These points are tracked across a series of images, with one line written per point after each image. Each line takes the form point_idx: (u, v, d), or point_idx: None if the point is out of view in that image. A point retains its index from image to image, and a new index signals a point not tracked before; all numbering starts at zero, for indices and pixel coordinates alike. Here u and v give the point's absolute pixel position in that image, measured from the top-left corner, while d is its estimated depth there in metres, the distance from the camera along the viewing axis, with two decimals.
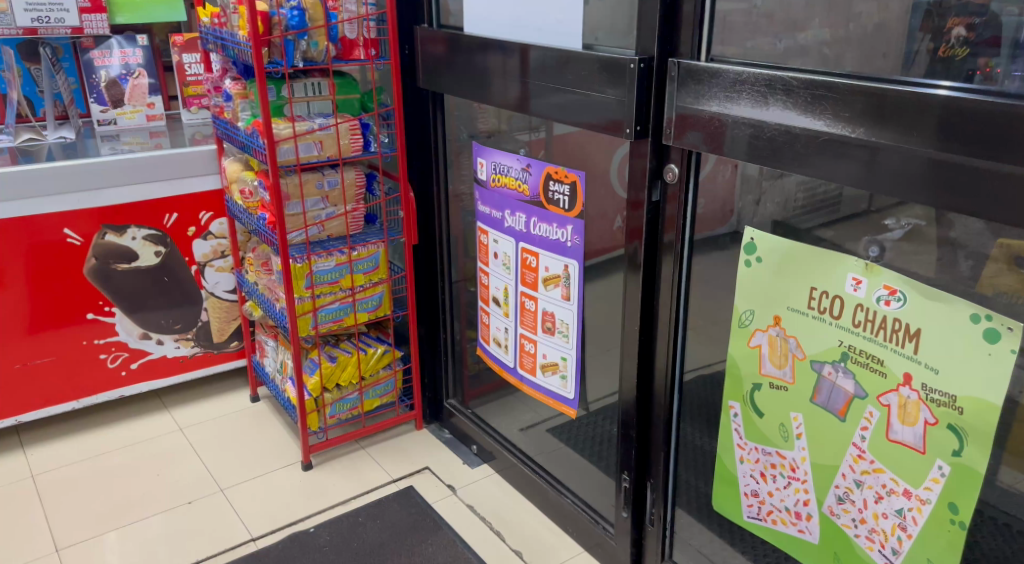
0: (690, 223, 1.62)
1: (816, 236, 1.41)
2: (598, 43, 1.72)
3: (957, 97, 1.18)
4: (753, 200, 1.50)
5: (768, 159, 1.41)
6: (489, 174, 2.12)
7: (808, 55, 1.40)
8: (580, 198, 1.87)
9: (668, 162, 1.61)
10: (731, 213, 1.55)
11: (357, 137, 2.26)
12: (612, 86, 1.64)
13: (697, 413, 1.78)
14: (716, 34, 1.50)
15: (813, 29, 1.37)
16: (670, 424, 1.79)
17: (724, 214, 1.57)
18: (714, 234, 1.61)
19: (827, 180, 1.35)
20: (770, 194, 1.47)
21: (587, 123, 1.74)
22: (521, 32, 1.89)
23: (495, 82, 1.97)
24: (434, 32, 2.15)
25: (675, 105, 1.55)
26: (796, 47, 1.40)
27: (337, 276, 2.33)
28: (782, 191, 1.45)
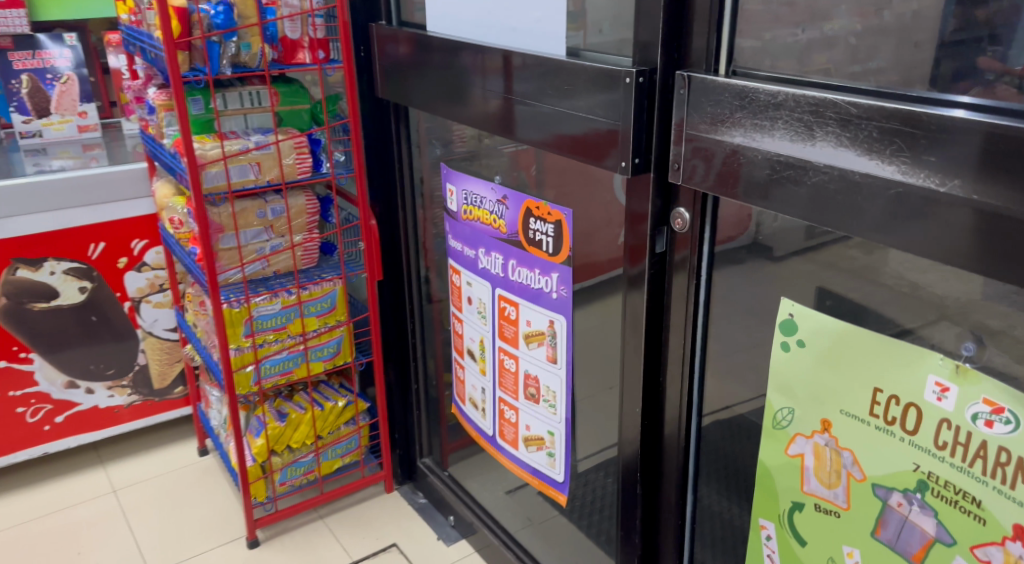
0: (710, 240, 1.24)
1: (876, 318, 1.03)
2: (596, 35, 1.34)
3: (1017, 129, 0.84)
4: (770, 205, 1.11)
5: (772, 199, 1.08)
6: (459, 204, 1.75)
7: (835, 48, 1.05)
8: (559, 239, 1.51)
9: (677, 206, 1.26)
10: (749, 218, 1.16)
11: (305, 157, 1.90)
12: (604, 104, 1.27)
13: (716, 471, 1.34)
14: (741, 24, 1.14)
15: (833, 20, 1.04)
16: (686, 487, 1.40)
17: (740, 220, 1.18)
18: (726, 246, 1.22)
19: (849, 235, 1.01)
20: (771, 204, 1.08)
21: (554, 145, 1.39)
22: (498, 34, 1.52)
23: (467, 94, 1.60)
24: (396, 30, 1.76)
25: (684, 132, 1.18)
26: (822, 39, 1.06)
27: (282, 321, 1.96)
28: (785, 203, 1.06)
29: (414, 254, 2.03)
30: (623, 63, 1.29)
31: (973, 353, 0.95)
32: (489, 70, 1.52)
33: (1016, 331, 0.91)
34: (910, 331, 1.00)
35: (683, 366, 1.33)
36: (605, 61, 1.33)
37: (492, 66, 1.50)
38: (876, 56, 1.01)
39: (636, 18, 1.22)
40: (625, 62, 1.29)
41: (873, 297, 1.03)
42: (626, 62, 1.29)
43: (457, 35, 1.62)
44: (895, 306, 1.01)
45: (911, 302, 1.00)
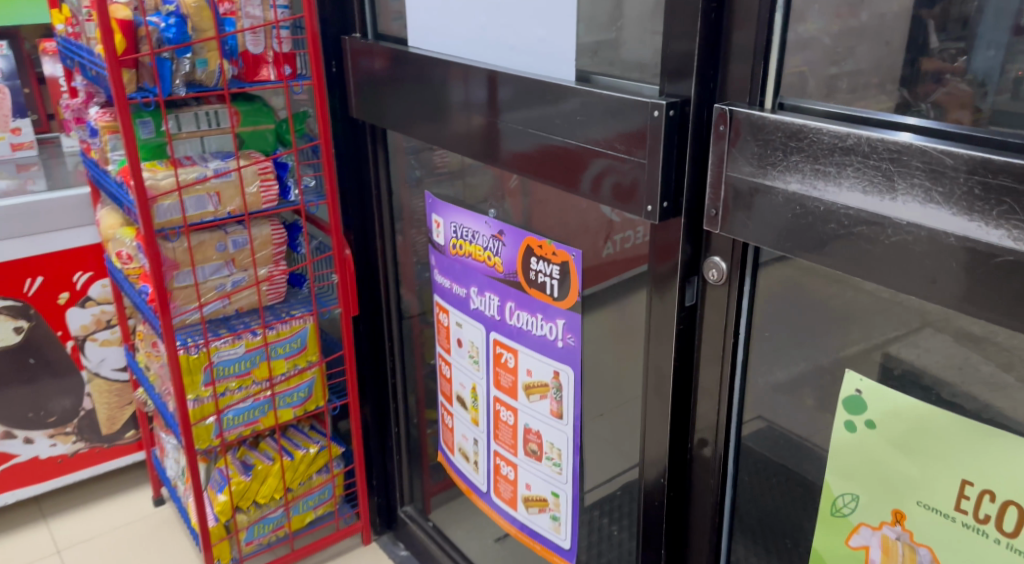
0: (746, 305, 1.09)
1: (960, 399, 0.90)
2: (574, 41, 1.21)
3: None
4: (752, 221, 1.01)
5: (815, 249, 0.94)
6: (447, 238, 1.58)
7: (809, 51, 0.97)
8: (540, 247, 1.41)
9: (711, 254, 1.09)
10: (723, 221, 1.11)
11: (270, 183, 1.70)
12: (629, 139, 1.10)
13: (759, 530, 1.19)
14: (792, 52, 0.98)
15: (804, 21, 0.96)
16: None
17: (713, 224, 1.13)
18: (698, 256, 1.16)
19: (822, 264, 0.94)
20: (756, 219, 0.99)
21: (518, 165, 1.31)
22: (492, 50, 1.35)
23: (454, 119, 1.42)
24: (373, 45, 1.57)
25: (723, 175, 1.02)
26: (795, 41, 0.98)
27: (246, 366, 1.76)
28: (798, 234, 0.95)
29: (395, 286, 1.84)
30: (650, 90, 1.13)
31: (958, 361, 0.89)
32: (480, 91, 1.34)
33: (999, 338, 0.85)
34: (916, 367, 0.92)
35: (717, 434, 1.17)
36: (625, 89, 1.16)
37: (484, 86, 1.33)
38: (852, 59, 0.93)
39: (665, 40, 1.06)
40: (652, 89, 1.12)
41: (854, 304, 0.97)
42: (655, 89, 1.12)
43: (445, 51, 1.44)
44: (876, 313, 0.95)
45: (893, 310, 0.93)
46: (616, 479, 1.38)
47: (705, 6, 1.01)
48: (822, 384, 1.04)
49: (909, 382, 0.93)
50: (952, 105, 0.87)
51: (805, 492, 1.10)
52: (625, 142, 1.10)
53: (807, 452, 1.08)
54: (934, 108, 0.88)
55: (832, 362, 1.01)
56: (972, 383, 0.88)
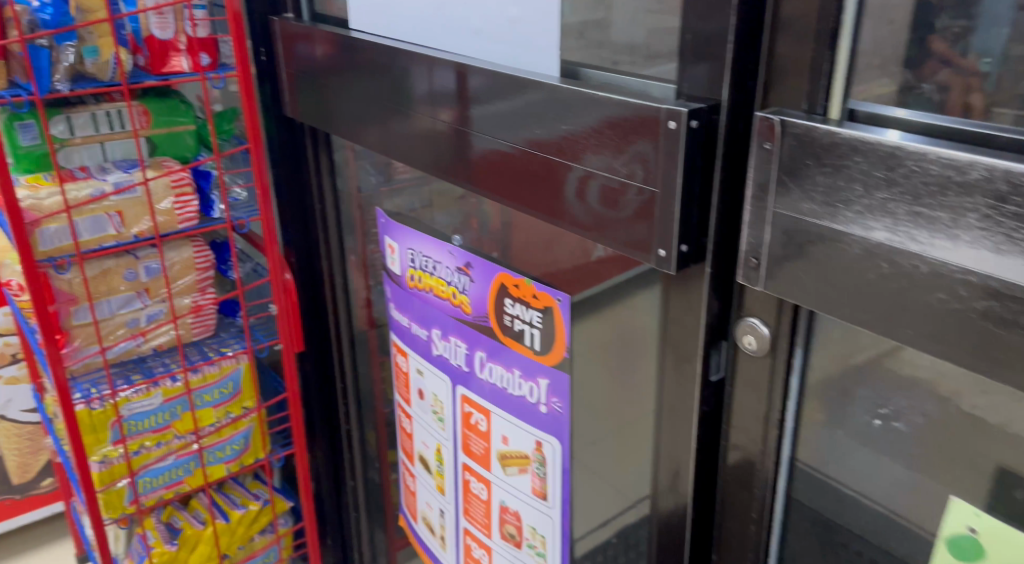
0: (796, 393, 0.80)
1: None
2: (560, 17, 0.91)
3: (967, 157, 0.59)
4: (764, 267, 0.75)
5: (905, 330, 0.65)
6: (403, 267, 1.28)
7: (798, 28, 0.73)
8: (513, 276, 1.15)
9: (746, 317, 0.80)
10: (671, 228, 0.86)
11: (187, 199, 1.39)
12: (636, 159, 0.80)
13: None
14: (863, 42, 0.69)
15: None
16: None
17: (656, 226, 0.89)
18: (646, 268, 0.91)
19: (914, 348, 0.66)
20: (810, 271, 0.71)
21: (487, 186, 1.01)
22: (455, 35, 1.04)
23: (410, 124, 1.12)
24: (313, 29, 1.26)
25: (773, 212, 0.73)
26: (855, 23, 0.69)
27: (166, 418, 1.46)
28: (885, 309, 0.66)
29: (348, 315, 1.54)
30: (663, 87, 0.83)
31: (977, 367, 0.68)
32: (440, 90, 1.04)
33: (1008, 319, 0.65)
34: None
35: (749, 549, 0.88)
36: (629, 88, 0.86)
37: (446, 83, 1.03)
38: (859, 47, 0.69)
39: (685, 21, 0.77)
40: (666, 86, 0.82)
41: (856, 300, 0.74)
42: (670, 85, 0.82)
43: (396, 35, 1.14)
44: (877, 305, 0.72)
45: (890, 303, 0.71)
46: (611, 524, 1.07)
47: None
48: (826, 396, 0.79)
49: (922, 391, 0.72)
50: (957, 89, 0.65)
51: (824, 532, 0.84)
52: (626, 155, 0.81)
53: (822, 486, 0.83)
54: (940, 90, 0.66)
55: (841, 371, 0.77)
56: (995, 395, 0.67)
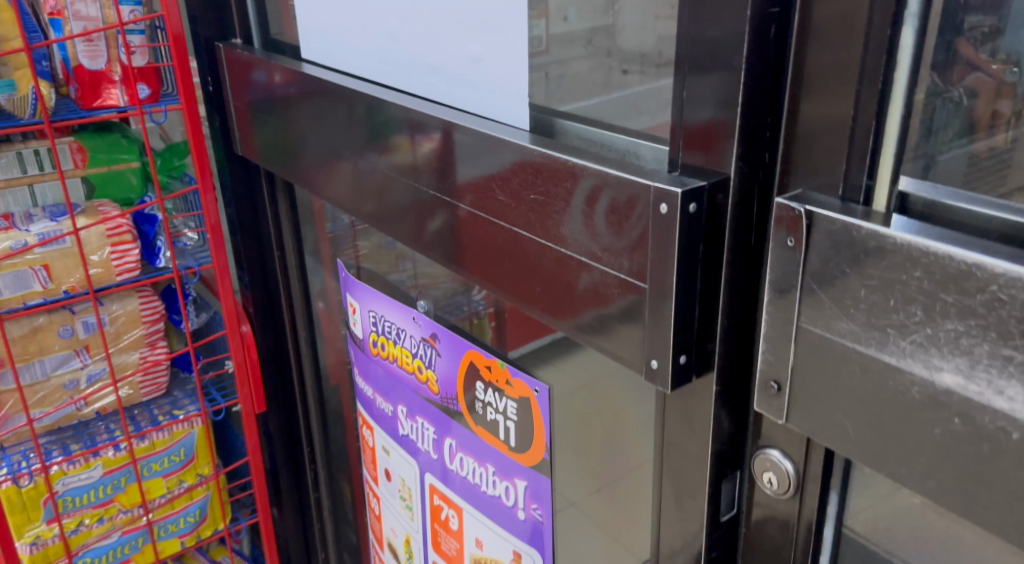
0: (827, 539, 0.64)
1: None
2: (557, 26, 0.74)
3: (947, 250, 0.46)
4: (788, 396, 0.57)
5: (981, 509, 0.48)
6: (365, 332, 1.11)
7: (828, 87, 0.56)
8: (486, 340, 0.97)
9: (765, 448, 0.63)
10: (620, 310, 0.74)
11: (126, 248, 1.23)
12: (626, 247, 0.63)
13: None
14: (916, 111, 0.52)
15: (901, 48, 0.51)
16: None
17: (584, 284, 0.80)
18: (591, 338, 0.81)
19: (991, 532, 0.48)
20: (850, 411, 0.53)
21: (447, 256, 0.86)
22: (417, 72, 0.87)
23: (368, 176, 0.95)
24: (271, 65, 1.08)
25: (802, 330, 0.55)
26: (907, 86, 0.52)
27: (107, 492, 1.30)
28: (954, 479, 0.49)
29: (315, 369, 1.39)
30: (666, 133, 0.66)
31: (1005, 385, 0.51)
32: (403, 138, 0.86)
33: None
34: None
35: None
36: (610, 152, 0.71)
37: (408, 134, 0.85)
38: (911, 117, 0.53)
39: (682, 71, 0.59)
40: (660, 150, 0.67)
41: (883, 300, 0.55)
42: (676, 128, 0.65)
43: (355, 71, 0.97)
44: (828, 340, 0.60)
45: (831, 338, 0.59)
46: None
47: (757, 10, 0.53)
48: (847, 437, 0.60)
49: None
50: (986, 94, 0.50)
51: None
52: (605, 240, 0.64)
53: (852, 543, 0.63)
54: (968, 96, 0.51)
55: None
56: None
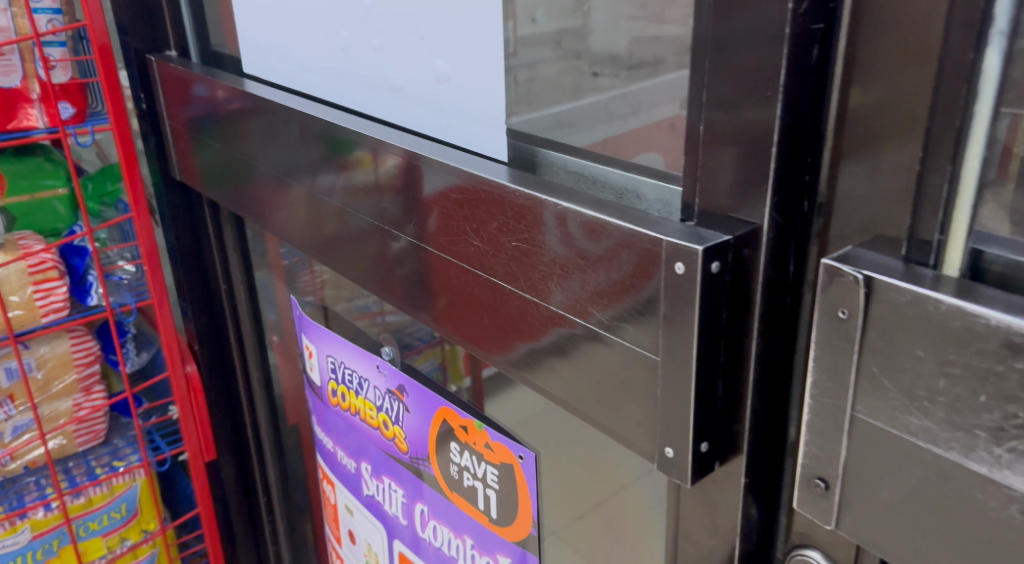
0: None
1: None
2: (526, 27, 0.65)
3: None
4: (841, 498, 0.46)
5: None
6: (323, 379, 1.00)
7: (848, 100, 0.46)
8: (459, 368, 0.84)
9: (805, 547, 0.52)
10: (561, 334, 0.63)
11: (51, 287, 1.10)
12: (635, 310, 0.52)
13: None
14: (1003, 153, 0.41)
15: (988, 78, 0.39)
16: None
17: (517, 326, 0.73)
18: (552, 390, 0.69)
19: None
20: (924, 526, 0.43)
21: (401, 300, 0.76)
22: (374, 92, 0.75)
23: (321, 209, 0.83)
24: (213, 82, 0.95)
25: (859, 421, 0.44)
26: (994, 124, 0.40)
27: (38, 556, 1.17)
28: None
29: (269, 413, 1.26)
30: (662, 123, 0.55)
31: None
32: (354, 168, 0.75)
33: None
34: None
35: None
36: (607, 194, 0.59)
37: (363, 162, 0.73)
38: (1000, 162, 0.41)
39: (704, 102, 0.48)
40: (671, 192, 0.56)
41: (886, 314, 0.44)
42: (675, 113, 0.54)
43: (306, 89, 0.85)
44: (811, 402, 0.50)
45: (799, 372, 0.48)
46: None
47: (798, 26, 0.42)
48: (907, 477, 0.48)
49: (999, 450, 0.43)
50: None
51: None
52: (605, 300, 0.53)
53: None
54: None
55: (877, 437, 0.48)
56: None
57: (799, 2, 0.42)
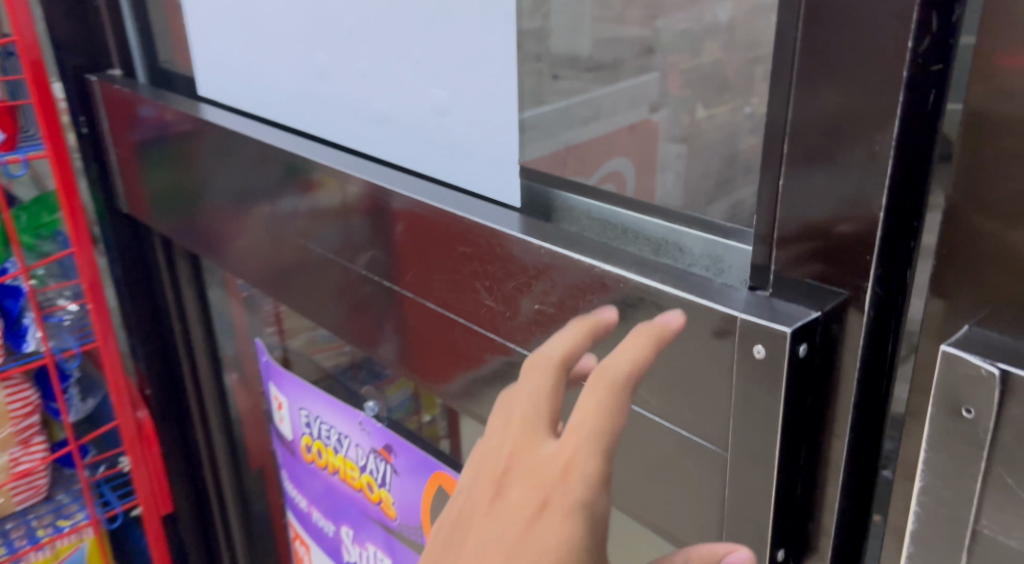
0: None
1: None
2: None
3: None
4: None
5: None
6: (296, 433, 0.90)
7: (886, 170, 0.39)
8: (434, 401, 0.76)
9: None
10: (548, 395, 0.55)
11: None
12: (696, 396, 0.44)
13: None
14: None
15: None
16: None
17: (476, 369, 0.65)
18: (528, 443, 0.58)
19: None
20: None
21: (371, 341, 0.68)
22: (358, 123, 0.66)
23: (290, 252, 0.73)
24: (161, 103, 0.84)
25: (980, 538, 0.37)
26: None
27: None
28: None
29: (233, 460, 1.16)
30: (623, 128, 0.55)
31: None
32: (319, 187, 0.67)
33: None
34: None
35: None
36: (641, 248, 0.52)
37: (327, 182, 0.66)
38: None
39: (784, 154, 0.40)
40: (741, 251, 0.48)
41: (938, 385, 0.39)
42: (642, 117, 0.54)
43: (275, 117, 0.75)
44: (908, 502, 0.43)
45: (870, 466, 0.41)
46: None
47: (916, 67, 0.35)
48: None
49: None
50: None
51: None
52: (658, 382, 0.45)
53: None
54: None
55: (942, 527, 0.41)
56: None
57: (919, 40, 0.35)
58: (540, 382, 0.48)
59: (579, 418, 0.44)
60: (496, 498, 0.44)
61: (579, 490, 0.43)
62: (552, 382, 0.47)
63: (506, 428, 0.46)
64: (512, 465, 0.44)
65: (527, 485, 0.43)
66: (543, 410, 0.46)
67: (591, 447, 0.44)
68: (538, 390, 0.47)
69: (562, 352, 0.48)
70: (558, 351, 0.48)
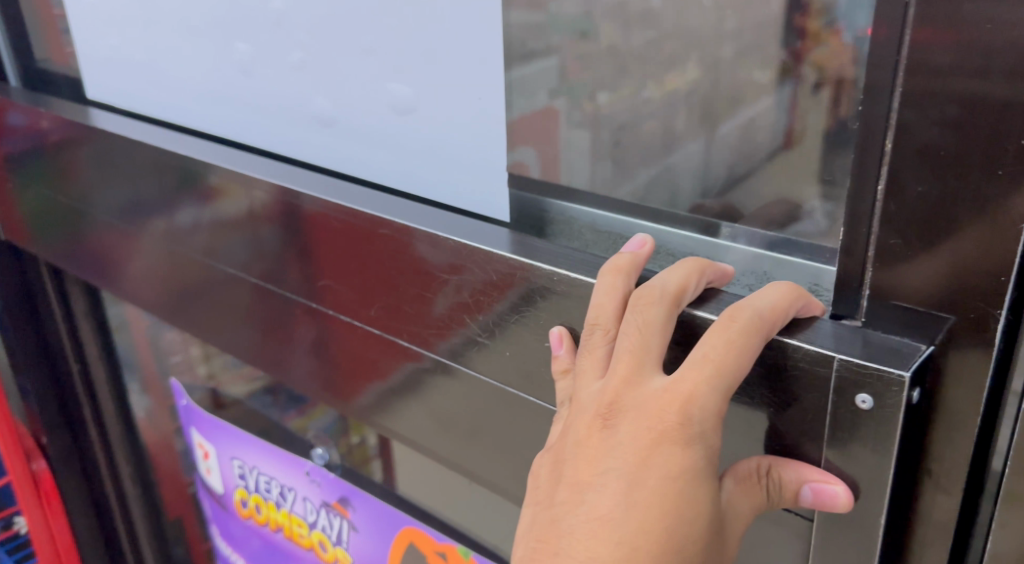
0: None
1: None
2: None
3: None
4: None
5: None
6: (228, 486, 0.78)
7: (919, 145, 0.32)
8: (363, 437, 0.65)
9: None
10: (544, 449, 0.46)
11: None
12: (763, 448, 0.36)
13: None
14: None
15: None
16: None
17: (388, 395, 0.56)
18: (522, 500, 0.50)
19: None
20: None
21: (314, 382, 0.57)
22: (293, 128, 0.55)
23: (193, 271, 0.62)
24: (34, 107, 0.70)
25: None
26: None
27: None
28: None
29: (147, 515, 1.02)
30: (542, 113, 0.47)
31: None
32: (217, 196, 0.57)
33: None
34: None
35: None
36: (663, 264, 0.43)
37: (228, 190, 0.56)
38: None
39: (887, 153, 0.32)
40: (811, 268, 0.41)
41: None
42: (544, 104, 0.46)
43: (187, 120, 0.63)
44: None
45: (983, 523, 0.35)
46: None
47: None
48: None
49: None
50: None
51: None
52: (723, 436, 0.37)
53: None
54: None
55: None
56: None
57: None
58: (648, 317, 0.35)
59: (702, 351, 0.33)
60: (605, 432, 0.35)
61: (700, 433, 0.33)
62: (664, 317, 0.35)
63: (599, 361, 0.37)
64: (613, 407, 0.35)
65: (637, 428, 0.34)
66: (648, 342, 0.35)
67: (712, 387, 0.33)
68: (645, 325, 0.35)
69: (676, 282, 0.36)
70: (670, 281, 0.36)
